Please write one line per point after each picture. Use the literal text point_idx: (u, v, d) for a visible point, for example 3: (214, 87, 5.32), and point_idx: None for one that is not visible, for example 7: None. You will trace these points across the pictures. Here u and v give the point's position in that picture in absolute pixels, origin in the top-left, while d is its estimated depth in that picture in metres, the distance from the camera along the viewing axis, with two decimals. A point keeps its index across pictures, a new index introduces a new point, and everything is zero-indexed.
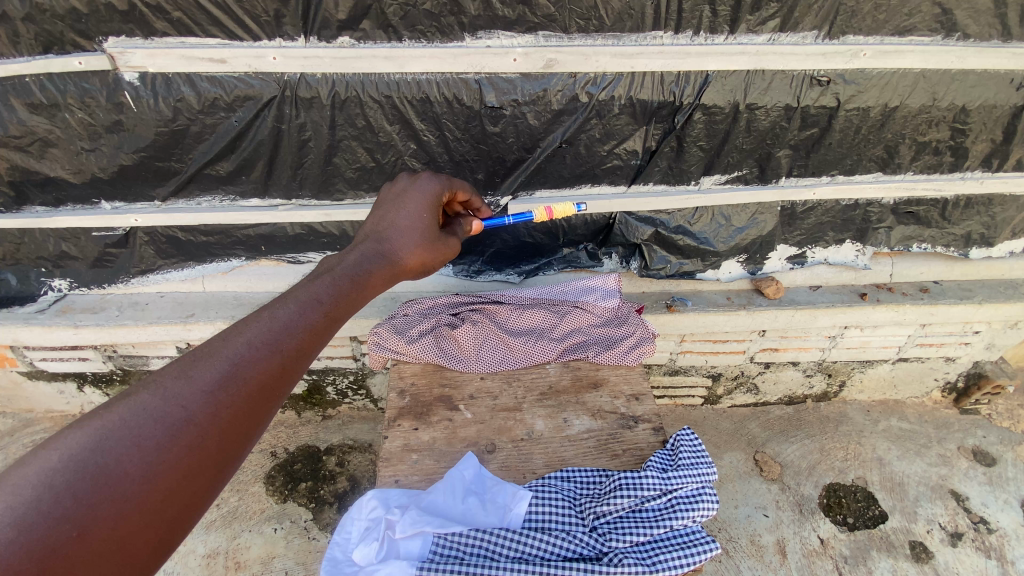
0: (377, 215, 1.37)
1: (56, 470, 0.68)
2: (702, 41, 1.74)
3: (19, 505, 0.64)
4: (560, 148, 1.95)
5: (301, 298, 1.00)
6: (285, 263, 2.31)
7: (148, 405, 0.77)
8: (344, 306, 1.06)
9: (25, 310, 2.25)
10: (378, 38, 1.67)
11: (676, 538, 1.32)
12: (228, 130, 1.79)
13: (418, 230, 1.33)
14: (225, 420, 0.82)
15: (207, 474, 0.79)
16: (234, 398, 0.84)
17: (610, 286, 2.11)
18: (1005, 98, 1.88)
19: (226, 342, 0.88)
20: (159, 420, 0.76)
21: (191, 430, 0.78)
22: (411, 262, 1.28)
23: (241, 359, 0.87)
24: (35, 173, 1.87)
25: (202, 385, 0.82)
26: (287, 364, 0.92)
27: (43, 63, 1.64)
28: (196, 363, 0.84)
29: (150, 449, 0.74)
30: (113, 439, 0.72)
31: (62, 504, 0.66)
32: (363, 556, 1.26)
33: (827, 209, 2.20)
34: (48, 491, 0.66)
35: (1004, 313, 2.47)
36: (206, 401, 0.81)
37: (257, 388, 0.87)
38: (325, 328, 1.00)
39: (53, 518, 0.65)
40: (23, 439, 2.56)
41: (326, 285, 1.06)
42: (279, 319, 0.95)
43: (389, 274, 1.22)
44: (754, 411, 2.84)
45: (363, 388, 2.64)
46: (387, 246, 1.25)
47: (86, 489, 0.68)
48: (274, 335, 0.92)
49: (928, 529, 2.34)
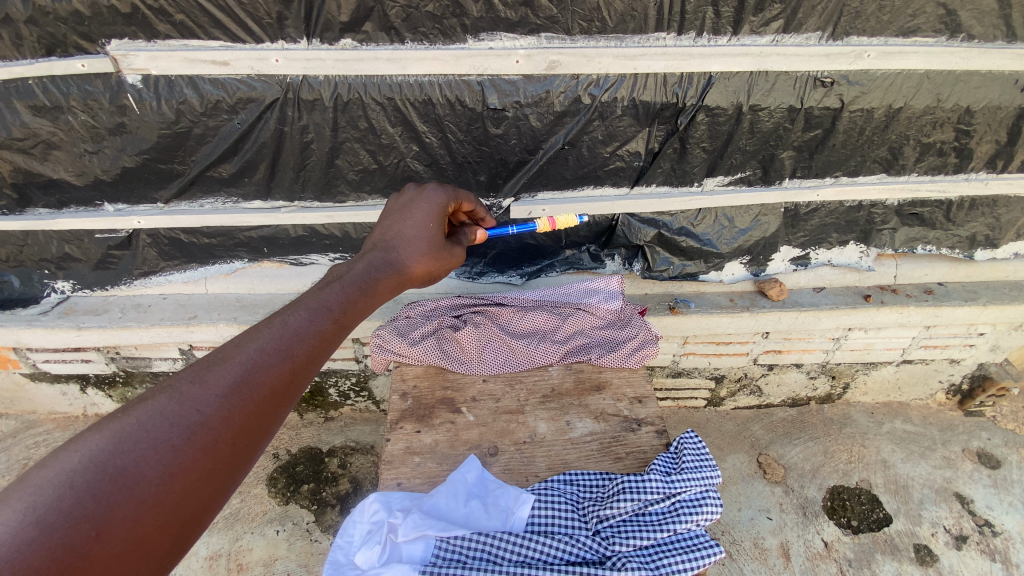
0: (384, 223, 1.37)
1: (76, 471, 0.68)
2: (705, 42, 1.74)
3: (39, 505, 0.64)
4: (562, 150, 1.95)
5: (311, 304, 1.00)
6: (287, 265, 2.31)
7: (164, 409, 0.77)
8: (353, 312, 1.06)
9: (28, 312, 2.25)
10: (381, 40, 1.67)
11: (679, 542, 1.31)
12: (231, 132, 1.79)
13: (425, 239, 1.33)
14: (239, 424, 0.82)
15: (221, 477, 0.78)
16: (247, 403, 0.84)
17: (613, 287, 2.09)
18: (1010, 98, 1.87)
19: (239, 347, 0.88)
20: (175, 423, 0.76)
21: (206, 434, 0.78)
22: (418, 270, 1.28)
23: (254, 364, 0.87)
24: (38, 175, 1.87)
25: (216, 390, 0.81)
26: (298, 369, 0.91)
27: (45, 66, 1.64)
28: (211, 368, 0.83)
29: (166, 451, 0.74)
30: (131, 442, 0.72)
31: (81, 504, 0.66)
32: (364, 559, 1.25)
33: (830, 210, 2.19)
34: (68, 490, 0.66)
35: (1008, 315, 2.45)
36: (220, 405, 0.81)
37: (269, 392, 0.86)
38: (335, 333, 1.00)
39: (73, 517, 0.65)
40: (26, 440, 2.57)
41: (335, 292, 1.06)
42: (291, 324, 0.94)
43: (395, 282, 1.22)
44: (757, 413, 2.83)
45: (365, 390, 2.63)
46: (395, 254, 1.25)
47: (104, 489, 0.68)
48: (287, 341, 0.92)
49: (932, 532, 2.32)
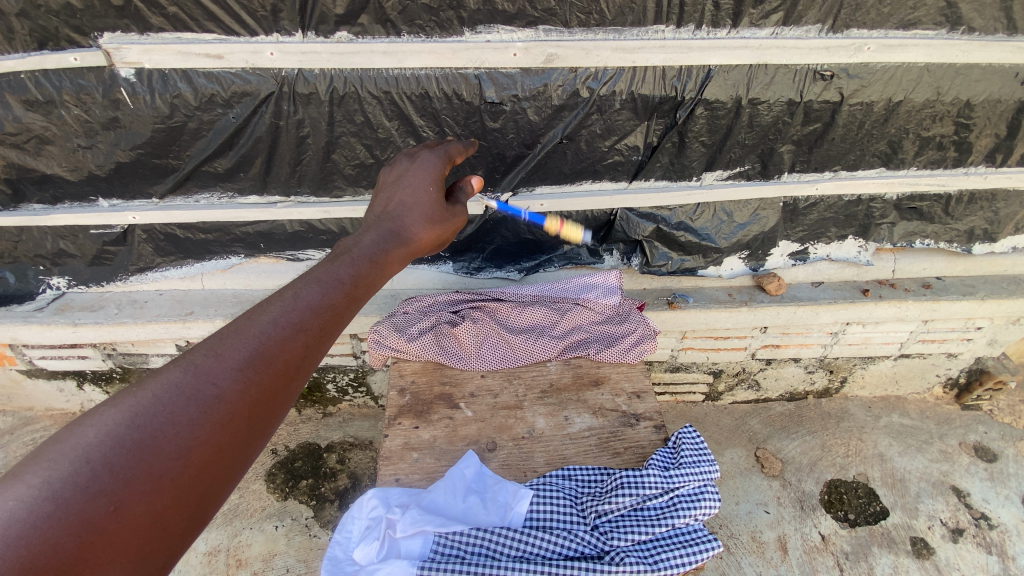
0: (384, 197, 1.34)
1: (92, 445, 0.66)
2: (704, 35, 1.72)
3: (56, 479, 0.63)
4: (561, 144, 1.94)
5: (322, 278, 0.99)
6: (284, 260, 2.30)
7: (179, 382, 0.75)
8: (363, 287, 1.04)
9: (24, 308, 2.24)
10: (377, 33, 1.65)
11: (677, 536, 1.31)
12: (226, 127, 1.77)
13: (428, 211, 1.31)
14: (254, 397, 0.80)
15: (239, 450, 0.77)
16: (262, 376, 0.82)
17: (610, 282, 2.08)
18: (1009, 92, 1.86)
19: (251, 321, 0.86)
20: (191, 396, 0.75)
21: (222, 407, 0.76)
22: (424, 242, 1.27)
23: (268, 337, 0.85)
24: (31, 171, 1.86)
25: (230, 362, 0.80)
26: (311, 343, 0.89)
27: (37, 60, 1.62)
28: (223, 342, 0.82)
29: (183, 423, 0.72)
30: (147, 415, 0.71)
31: (99, 478, 0.65)
32: (363, 555, 1.25)
33: (829, 205, 2.19)
34: (85, 465, 0.65)
35: (1007, 309, 2.46)
36: (235, 377, 0.79)
37: (284, 365, 0.85)
38: (346, 307, 0.98)
39: (90, 492, 0.64)
40: (24, 437, 2.56)
41: (345, 267, 1.04)
42: (302, 298, 0.93)
43: (403, 257, 1.20)
44: (755, 407, 2.84)
45: (363, 385, 2.63)
46: (401, 227, 1.23)
47: (122, 463, 0.67)
48: (299, 314, 0.91)
49: (928, 526, 2.33)
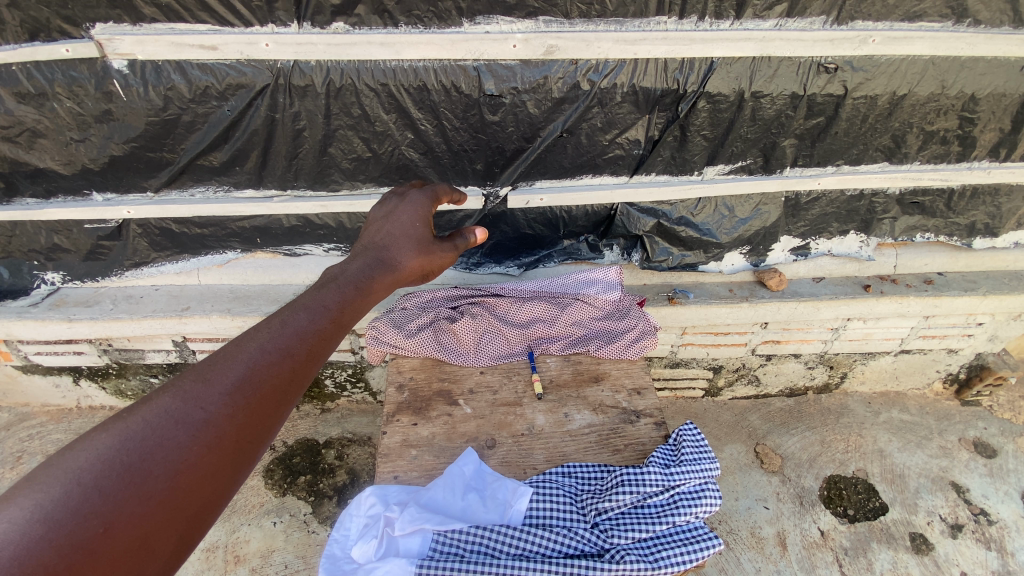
0: (371, 227, 1.33)
1: (83, 469, 0.65)
2: (707, 27, 1.69)
3: (47, 501, 0.61)
4: (561, 137, 1.91)
5: (309, 303, 0.97)
6: (282, 255, 2.27)
7: (168, 407, 0.73)
8: (351, 313, 1.03)
9: (17, 304, 2.22)
10: (374, 23, 1.62)
11: (679, 534, 1.30)
12: (221, 119, 1.75)
13: (414, 237, 1.30)
14: (244, 420, 0.78)
15: (227, 473, 0.74)
16: (251, 401, 0.80)
17: (610, 278, 2.03)
18: (1014, 85, 1.84)
19: (240, 347, 0.85)
20: (179, 421, 0.73)
21: (211, 431, 0.75)
22: (412, 270, 1.26)
23: (256, 362, 0.84)
24: (24, 165, 1.83)
25: (219, 387, 0.78)
26: (298, 368, 0.88)
27: (30, 51, 1.58)
28: (213, 367, 0.80)
29: (172, 447, 0.71)
30: (138, 439, 0.69)
31: (89, 500, 0.63)
32: (362, 553, 1.23)
33: (831, 199, 2.17)
34: (76, 487, 0.63)
35: (1008, 304, 2.44)
36: (224, 402, 0.77)
37: (271, 390, 0.83)
38: (334, 331, 0.97)
39: (81, 514, 0.62)
40: (20, 432, 2.54)
41: (332, 293, 1.03)
42: (290, 324, 0.91)
43: (390, 282, 1.19)
44: (755, 403, 2.83)
45: (361, 381, 2.61)
46: (387, 255, 1.22)
47: (113, 485, 0.65)
48: (287, 339, 0.89)
49: (928, 521, 2.33)
